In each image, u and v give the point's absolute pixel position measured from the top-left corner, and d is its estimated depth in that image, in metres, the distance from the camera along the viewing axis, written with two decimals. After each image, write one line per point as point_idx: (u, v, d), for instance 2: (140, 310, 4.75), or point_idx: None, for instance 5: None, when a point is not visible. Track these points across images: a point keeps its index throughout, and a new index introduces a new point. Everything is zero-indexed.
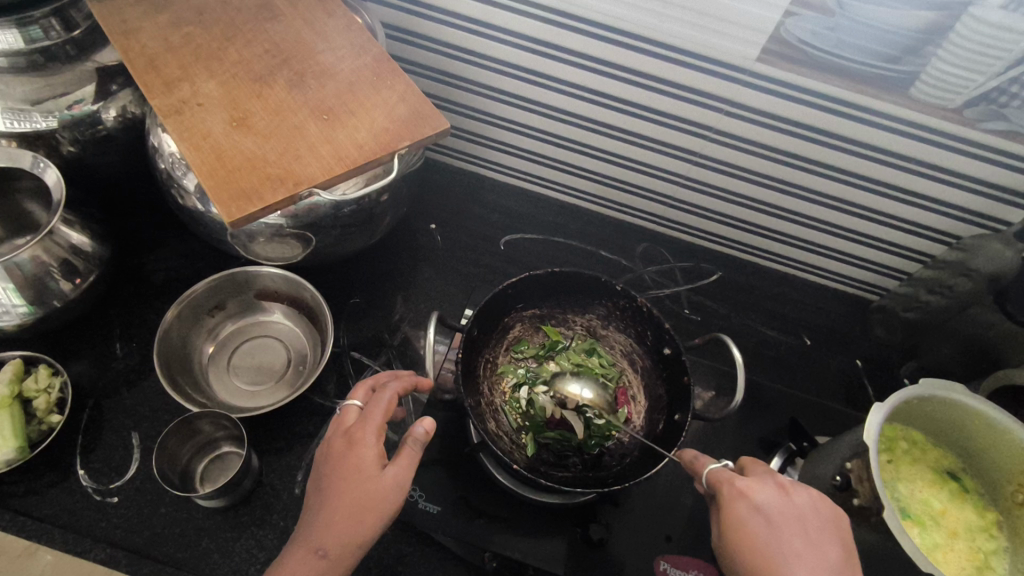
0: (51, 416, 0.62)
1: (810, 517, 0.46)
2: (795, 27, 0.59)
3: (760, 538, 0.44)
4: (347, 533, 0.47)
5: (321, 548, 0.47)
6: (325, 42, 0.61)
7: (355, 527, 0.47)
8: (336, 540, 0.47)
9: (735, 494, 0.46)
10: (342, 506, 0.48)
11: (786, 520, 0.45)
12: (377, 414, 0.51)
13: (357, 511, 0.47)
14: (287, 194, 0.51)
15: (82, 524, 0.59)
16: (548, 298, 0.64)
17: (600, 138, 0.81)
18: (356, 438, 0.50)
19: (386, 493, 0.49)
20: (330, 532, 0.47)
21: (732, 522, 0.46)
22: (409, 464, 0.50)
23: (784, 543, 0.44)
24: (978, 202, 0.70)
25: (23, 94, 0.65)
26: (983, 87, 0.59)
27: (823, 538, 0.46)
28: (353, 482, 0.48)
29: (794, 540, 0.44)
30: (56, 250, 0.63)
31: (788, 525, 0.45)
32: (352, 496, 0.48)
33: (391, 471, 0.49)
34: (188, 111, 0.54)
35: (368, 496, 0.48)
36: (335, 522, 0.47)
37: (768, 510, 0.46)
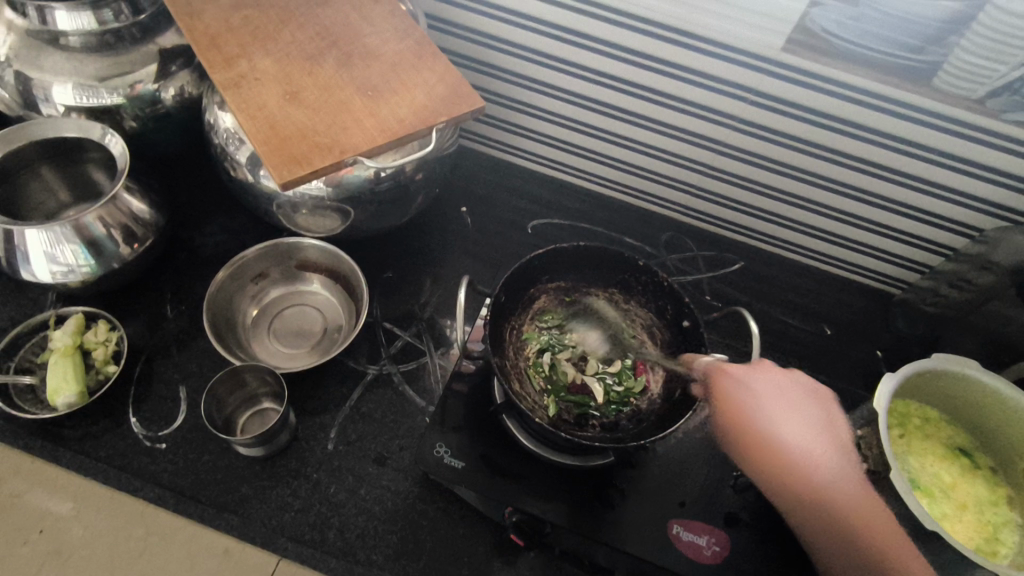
0: (108, 366, 0.68)
1: (796, 390, 0.55)
2: (821, 17, 0.63)
3: (745, 412, 0.53)
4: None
5: None
6: (370, 27, 0.65)
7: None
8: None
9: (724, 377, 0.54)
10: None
11: (771, 394, 0.54)
12: None
13: None
14: (333, 161, 0.55)
15: (132, 466, 0.64)
16: (573, 272, 0.67)
17: (628, 128, 0.83)
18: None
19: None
20: None
21: (718, 399, 0.54)
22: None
23: (767, 413, 0.53)
24: (1001, 194, 0.71)
25: (94, 71, 0.70)
26: (1007, 78, 0.61)
27: (791, 404, 0.54)
28: None
29: (782, 409, 0.53)
30: (118, 214, 0.69)
31: (776, 400, 0.54)
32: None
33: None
34: (246, 85, 0.59)
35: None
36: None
37: (754, 387, 0.54)
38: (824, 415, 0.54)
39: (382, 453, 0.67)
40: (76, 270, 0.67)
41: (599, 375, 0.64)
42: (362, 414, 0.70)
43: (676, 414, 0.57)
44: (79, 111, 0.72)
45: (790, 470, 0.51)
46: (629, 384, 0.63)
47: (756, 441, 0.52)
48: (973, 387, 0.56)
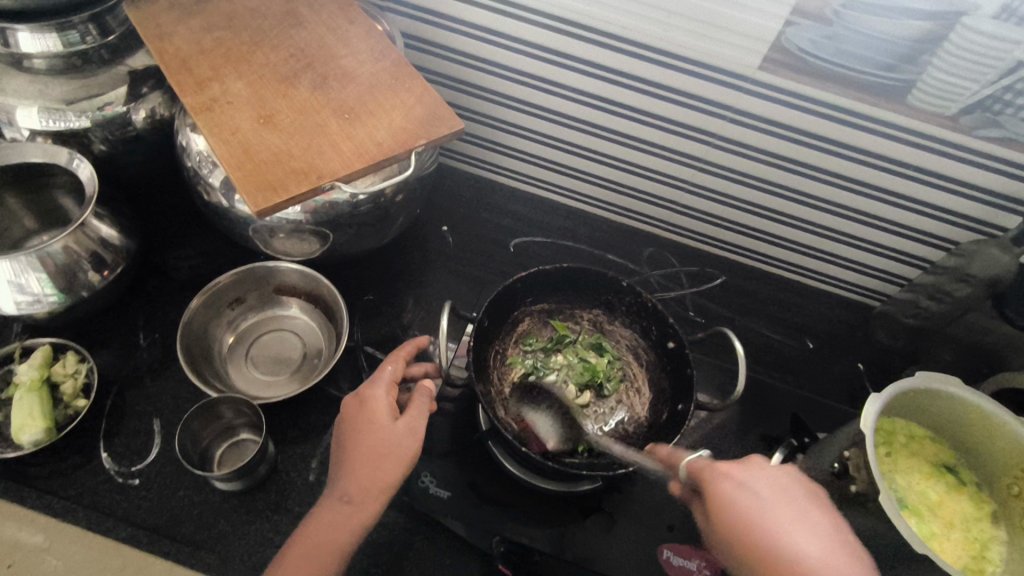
0: (78, 400, 0.65)
1: (799, 493, 0.47)
2: (795, 36, 0.63)
3: (753, 519, 0.44)
4: (369, 478, 0.53)
5: (346, 495, 0.53)
6: (346, 48, 0.64)
7: (376, 473, 0.53)
8: (357, 487, 0.53)
9: (718, 477, 0.47)
10: (362, 462, 0.53)
11: (774, 496, 0.46)
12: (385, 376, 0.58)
13: (375, 458, 0.53)
14: (310, 186, 0.54)
15: (104, 504, 0.61)
16: (556, 293, 0.66)
17: (609, 145, 0.83)
18: (368, 394, 0.57)
19: (398, 444, 0.54)
20: (353, 480, 0.53)
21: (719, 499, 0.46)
22: (419, 413, 0.56)
23: (773, 516, 0.44)
24: (975, 208, 0.72)
25: (61, 94, 0.68)
26: (978, 95, 0.61)
27: (806, 513, 0.45)
28: (365, 431, 0.55)
29: (791, 515, 0.44)
30: (87, 242, 0.66)
31: (783, 506, 0.45)
32: (370, 444, 0.54)
33: (402, 422, 0.55)
34: (218, 108, 0.57)
35: (381, 445, 0.54)
36: (358, 471, 0.53)
37: (754, 488, 0.46)
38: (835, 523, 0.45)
39: None
40: (42, 299, 0.65)
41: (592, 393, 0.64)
42: None
43: (663, 438, 0.57)
44: (45, 135, 0.69)
45: None
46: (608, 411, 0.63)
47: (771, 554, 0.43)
48: (957, 404, 0.56)
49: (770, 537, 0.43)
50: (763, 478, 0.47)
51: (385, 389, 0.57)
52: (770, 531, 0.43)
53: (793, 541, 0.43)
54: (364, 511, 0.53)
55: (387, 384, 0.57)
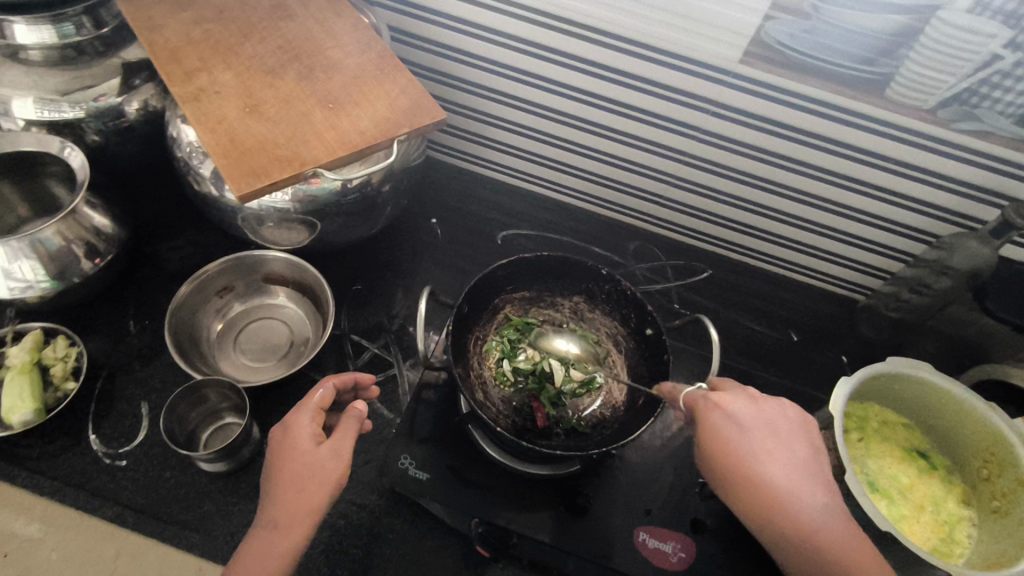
0: (67, 382, 0.66)
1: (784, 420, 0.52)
2: (774, 30, 0.64)
3: (735, 446, 0.50)
4: (292, 502, 0.50)
5: (272, 522, 0.49)
6: (333, 40, 0.66)
7: (299, 496, 0.50)
8: (282, 512, 0.49)
9: (709, 407, 0.51)
10: (284, 487, 0.50)
11: (778, 422, 0.52)
12: (309, 403, 0.55)
13: (298, 483, 0.50)
14: (292, 173, 0.55)
15: (91, 484, 0.63)
16: (536, 281, 0.67)
17: (595, 139, 0.84)
18: (290, 422, 0.54)
19: (321, 466, 0.51)
20: (277, 508, 0.50)
21: (707, 431, 0.51)
22: (346, 435, 0.54)
23: (763, 443, 0.50)
24: (955, 202, 0.73)
25: (55, 85, 0.70)
26: (955, 88, 0.62)
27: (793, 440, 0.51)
28: (289, 457, 0.52)
29: (776, 443, 0.50)
30: (79, 230, 0.68)
31: (760, 431, 0.51)
32: (291, 466, 0.51)
33: (326, 445, 0.53)
34: (205, 98, 0.59)
35: (302, 467, 0.51)
36: (282, 496, 0.50)
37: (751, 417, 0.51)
38: (808, 447, 0.52)
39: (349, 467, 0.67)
40: (34, 285, 0.66)
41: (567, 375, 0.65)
42: None
43: (639, 421, 0.58)
44: (39, 125, 0.71)
45: (779, 512, 0.48)
46: (589, 375, 0.65)
47: (750, 482, 0.49)
48: (928, 389, 0.57)
49: (751, 461, 0.49)
50: (747, 406, 0.52)
51: (310, 415, 0.55)
52: (747, 457, 0.49)
53: (762, 465, 0.49)
54: (291, 537, 0.49)
55: (309, 412, 0.54)
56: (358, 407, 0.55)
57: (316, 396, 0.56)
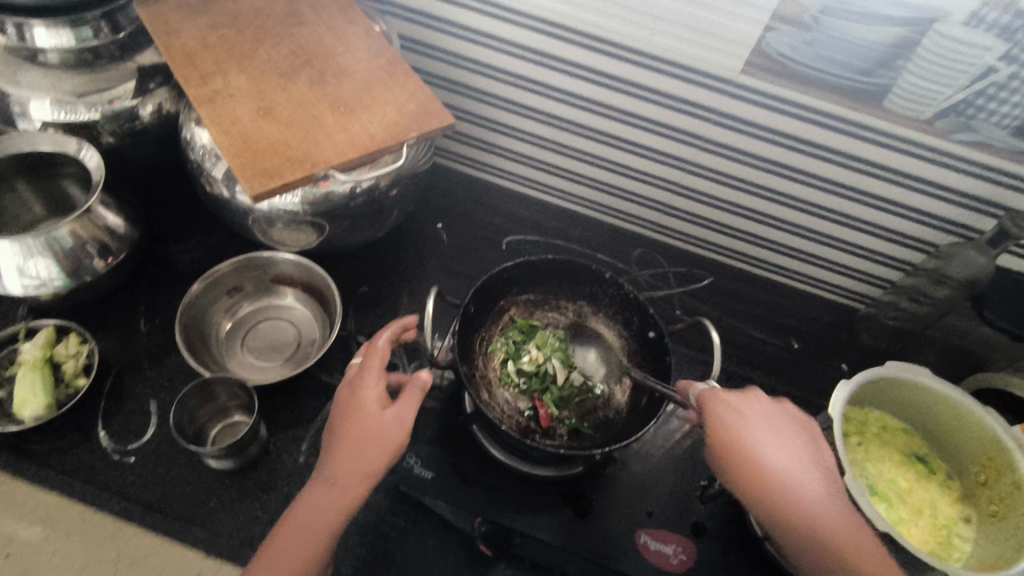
0: (78, 379, 0.68)
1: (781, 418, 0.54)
2: (775, 42, 0.65)
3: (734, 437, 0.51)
4: (353, 463, 0.52)
5: (331, 478, 0.52)
6: (344, 46, 0.67)
7: (361, 457, 0.52)
8: (343, 471, 0.52)
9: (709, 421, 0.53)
10: (346, 447, 0.53)
11: (778, 418, 0.53)
12: (376, 365, 0.58)
13: (360, 443, 0.53)
14: (304, 174, 0.56)
15: (100, 479, 0.64)
16: (541, 284, 0.69)
17: (598, 146, 0.86)
18: (358, 384, 0.57)
19: (383, 430, 0.54)
20: (338, 465, 0.53)
21: (712, 425, 0.52)
22: (407, 404, 0.55)
23: (765, 435, 0.51)
24: (953, 211, 0.74)
25: (72, 87, 0.71)
26: (951, 100, 0.64)
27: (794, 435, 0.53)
28: (353, 419, 0.54)
29: (775, 437, 0.52)
30: (92, 229, 0.69)
31: (764, 427, 0.52)
32: (357, 426, 0.54)
33: (389, 411, 0.55)
34: (220, 100, 0.60)
35: (366, 429, 0.53)
36: (344, 456, 0.53)
37: (750, 413, 0.53)
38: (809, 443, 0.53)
39: None
40: (48, 283, 0.67)
41: (567, 382, 0.65)
42: None
43: (643, 422, 0.59)
44: (56, 126, 0.72)
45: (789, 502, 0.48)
46: (589, 384, 0.65)
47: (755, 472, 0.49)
48: (927, 394, 0.58)
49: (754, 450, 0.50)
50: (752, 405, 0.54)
51: (376, 378, 0.57)
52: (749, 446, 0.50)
53: (766, 456, 0.50)
54: (347, 496, 0.52)
55: (374, 376, 0.57)
56: (421, 377, 0.57)
57: (381, 358, 0.58)
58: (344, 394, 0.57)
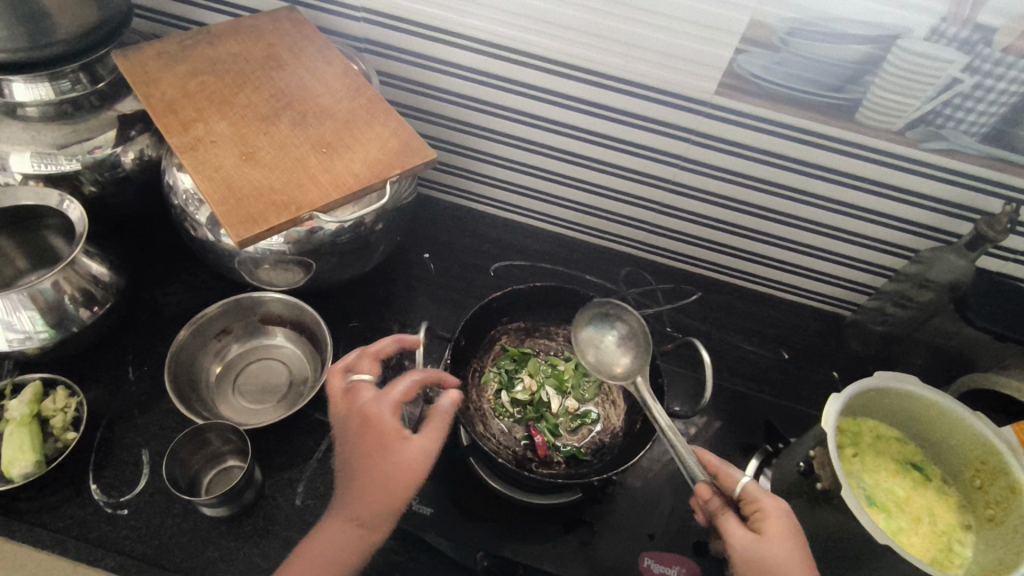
0: (67, 433, 0.67)
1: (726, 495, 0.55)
2: (746, 63, 0.67)
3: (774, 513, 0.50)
4: (381, 503, 0.53)
5: (357, 517, 0.53)
6: (323, 87, 0.68)
7: (390, 496, 0.53)
8: (370, 510, 0.53)
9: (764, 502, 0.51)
10: (376, 484, 0.53)
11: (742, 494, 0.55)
12: (396, 392, 0.56)
13: (389, 483, 0.53)
14: (290, 218, 0.57)
15: (93, 535, 0.62)
16: (531, 311, 0.70)
17: (580, 170, 0.87)
18: (378, 414, 0.55)
19: (412, 467, 0.54)
20: (364, 504, 0.53)
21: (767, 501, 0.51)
22: (432, 436, 0.56)
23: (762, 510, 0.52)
24: (929, 217, 0.76)
25: (52, 139, 0.71)
26: (920, 111, 0.65)
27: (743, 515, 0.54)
28: (379, 456, 0.54)
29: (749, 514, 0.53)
30: (76, 279, 0.69)
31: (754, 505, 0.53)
32: (388, 460, 0.54)
33: (415, 445, 0.55)
34: (202, 147, 0.60)
35: (397, 470, 0.54)
36: (370, 496, 0.53)
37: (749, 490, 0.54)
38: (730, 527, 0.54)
39: None
40: (33, 336, 0.67)
41: (563, 411, 0.66)
42: (330, 466, 0.69)
43: (639, 445, 0.59)
44: (36, 178, 0.72)
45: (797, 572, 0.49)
46: (583, 410, 0.66)
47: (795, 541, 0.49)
48: (917, 402, 0.58)
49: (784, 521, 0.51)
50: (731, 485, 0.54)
51: (396, 407, 0.56)
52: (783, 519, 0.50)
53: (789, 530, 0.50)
54: (374, 532, 0.54)
55: (399, 406, 0.56)
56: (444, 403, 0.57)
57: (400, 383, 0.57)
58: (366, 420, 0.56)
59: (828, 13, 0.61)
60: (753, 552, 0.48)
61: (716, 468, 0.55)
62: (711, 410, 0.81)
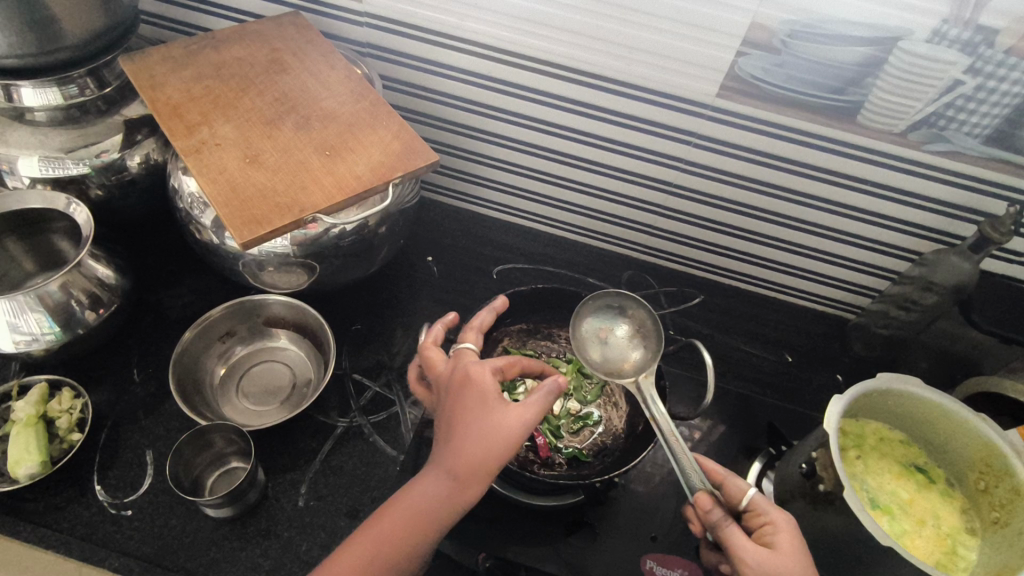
0: (73, 434, 0.67)
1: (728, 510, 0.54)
2: (747, 66, 0.67)
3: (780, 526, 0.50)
4: (474, 457, 0.51)
5: (450, 469, 0.51)
6: (327, 91, 0.69)
7: (483, 454, 0.51)
8: (462, 463, 0.51)
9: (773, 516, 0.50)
10: (469, 438, 0.51)
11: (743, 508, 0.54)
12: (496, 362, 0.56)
13: (485, 440, 0.51)
14: (293, 219, 0.57)
15: (97, 535, 0.63)
16: (533, 313, 0.70)
17: (583, 173, 0.87)
18: (478, 376, 0.55)
19: (511, 429, 0.51)
20: (457, 457, 0.51)
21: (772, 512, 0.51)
22: (532, 406, 0.53)
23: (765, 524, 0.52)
24: (932, 219, 0.76)
25: (60, 143, 0.72)
26: (922, 113, 0.65)
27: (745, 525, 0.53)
28: (476, 413, 0.52)
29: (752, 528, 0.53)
30: (83, 281, 0.69)
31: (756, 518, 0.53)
32: (482, 415, 0.52)
33: (515, 410, 0.52)
34: (207, 150, 0.61)
35: (494, 428, 0.51)
36: (463, 449, 0.51)
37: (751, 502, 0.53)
38: None
39: (353, 507, 0.67)
40: (40, 338, 0.67)
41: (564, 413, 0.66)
42: (333, 468, 0.69)
43: (641, 446, 0.59)
44: (44, 182, 0.73)
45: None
46: (584, 412, 0.66)
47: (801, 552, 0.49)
48: (921, 403, 0.58)
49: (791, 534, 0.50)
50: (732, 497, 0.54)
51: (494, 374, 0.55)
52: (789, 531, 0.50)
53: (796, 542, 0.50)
54: (464, 490, 0.51)
55: (497, 367, 0.55)
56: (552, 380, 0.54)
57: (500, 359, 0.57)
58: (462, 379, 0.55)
59: (829, 16, 0.61)
60: (767, 567, 0.47)
61: (720, 480, 0.55)
62: (713, 413, 0.81)
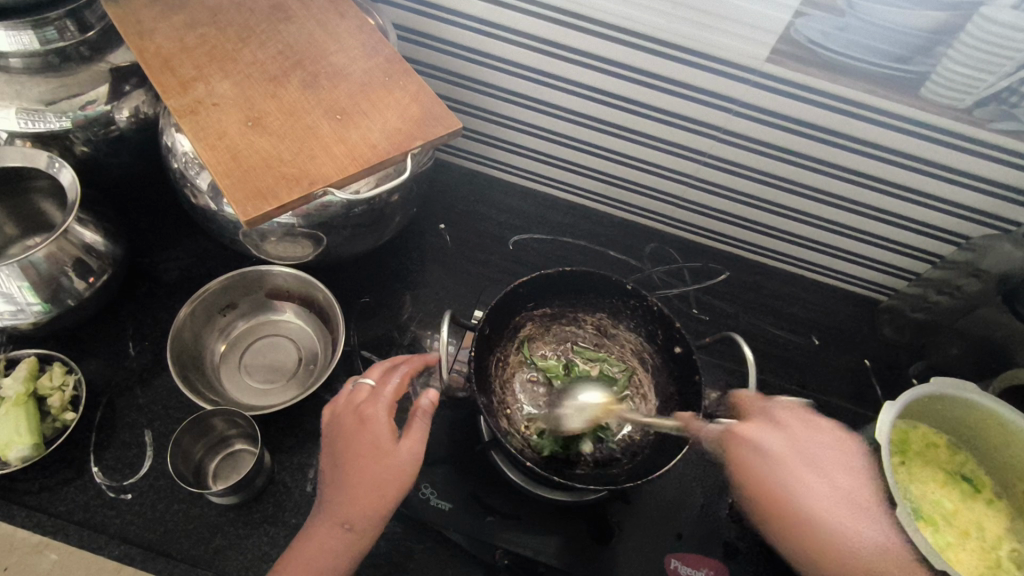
0: (65, 413, 0.63)
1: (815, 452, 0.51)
2: (806, 28, 0.60)
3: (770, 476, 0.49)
4: (366, 503, 0.50)
5: (346, 522, 0.50)
6: (337, 44, 0.61)
7: (374, 500, 0.50)
8: (358, 513, 0.50)
9: (741, 443, 0.50)
10: (359, 489, 0.50)
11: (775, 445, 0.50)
12: (390, 393, 0.54)
13: (376, 487, 0.50)
14: (300, 194, 0.51)
15: (96, 520, 0.60)
16: (557, 298, 0.66)
17: (610, 138, 0.81)
18: (371, 415, 0.53)
19: (404, 468, 0.51)
20: (353, 508, 0.50)
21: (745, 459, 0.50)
22: (420, 436, 0.53)
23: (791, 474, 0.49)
24: (986, 202, 0.70)
25: (38, 94, 0.65)
26: (994, 87, 0.58)
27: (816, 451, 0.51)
28: (370, 460, 0.51)
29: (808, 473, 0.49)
30: (71, 249, 0.64)
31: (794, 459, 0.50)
32: (372, 476, 0.50)
33: (405, 446, 0.52)
34: (204, 111, 0.55)
35: (387, 471, 0.51)
36: (356, 498, 0.50)
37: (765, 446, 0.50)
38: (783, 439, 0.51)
39: None
40: (26, 309, 0.62)
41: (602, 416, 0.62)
42: None
43: (673, 446, 0.55)
44: (23, 137, 0.66)
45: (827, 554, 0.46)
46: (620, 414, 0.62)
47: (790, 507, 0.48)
48: (974, 410, 0.55)
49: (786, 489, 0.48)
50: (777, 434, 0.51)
51: (386, 412, 0.53)
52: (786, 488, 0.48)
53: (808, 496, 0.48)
54: (363, 536, 0.50)
55: (388, 400, 0.54)
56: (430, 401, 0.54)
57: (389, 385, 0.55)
58: (348, 423, 0.53)
59: None
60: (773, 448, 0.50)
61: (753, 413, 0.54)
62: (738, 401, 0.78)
